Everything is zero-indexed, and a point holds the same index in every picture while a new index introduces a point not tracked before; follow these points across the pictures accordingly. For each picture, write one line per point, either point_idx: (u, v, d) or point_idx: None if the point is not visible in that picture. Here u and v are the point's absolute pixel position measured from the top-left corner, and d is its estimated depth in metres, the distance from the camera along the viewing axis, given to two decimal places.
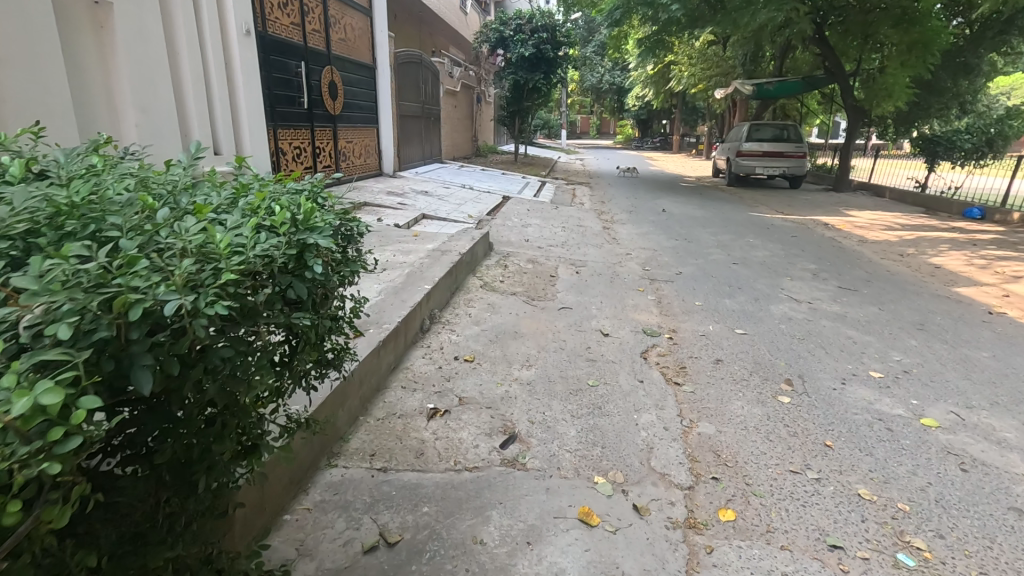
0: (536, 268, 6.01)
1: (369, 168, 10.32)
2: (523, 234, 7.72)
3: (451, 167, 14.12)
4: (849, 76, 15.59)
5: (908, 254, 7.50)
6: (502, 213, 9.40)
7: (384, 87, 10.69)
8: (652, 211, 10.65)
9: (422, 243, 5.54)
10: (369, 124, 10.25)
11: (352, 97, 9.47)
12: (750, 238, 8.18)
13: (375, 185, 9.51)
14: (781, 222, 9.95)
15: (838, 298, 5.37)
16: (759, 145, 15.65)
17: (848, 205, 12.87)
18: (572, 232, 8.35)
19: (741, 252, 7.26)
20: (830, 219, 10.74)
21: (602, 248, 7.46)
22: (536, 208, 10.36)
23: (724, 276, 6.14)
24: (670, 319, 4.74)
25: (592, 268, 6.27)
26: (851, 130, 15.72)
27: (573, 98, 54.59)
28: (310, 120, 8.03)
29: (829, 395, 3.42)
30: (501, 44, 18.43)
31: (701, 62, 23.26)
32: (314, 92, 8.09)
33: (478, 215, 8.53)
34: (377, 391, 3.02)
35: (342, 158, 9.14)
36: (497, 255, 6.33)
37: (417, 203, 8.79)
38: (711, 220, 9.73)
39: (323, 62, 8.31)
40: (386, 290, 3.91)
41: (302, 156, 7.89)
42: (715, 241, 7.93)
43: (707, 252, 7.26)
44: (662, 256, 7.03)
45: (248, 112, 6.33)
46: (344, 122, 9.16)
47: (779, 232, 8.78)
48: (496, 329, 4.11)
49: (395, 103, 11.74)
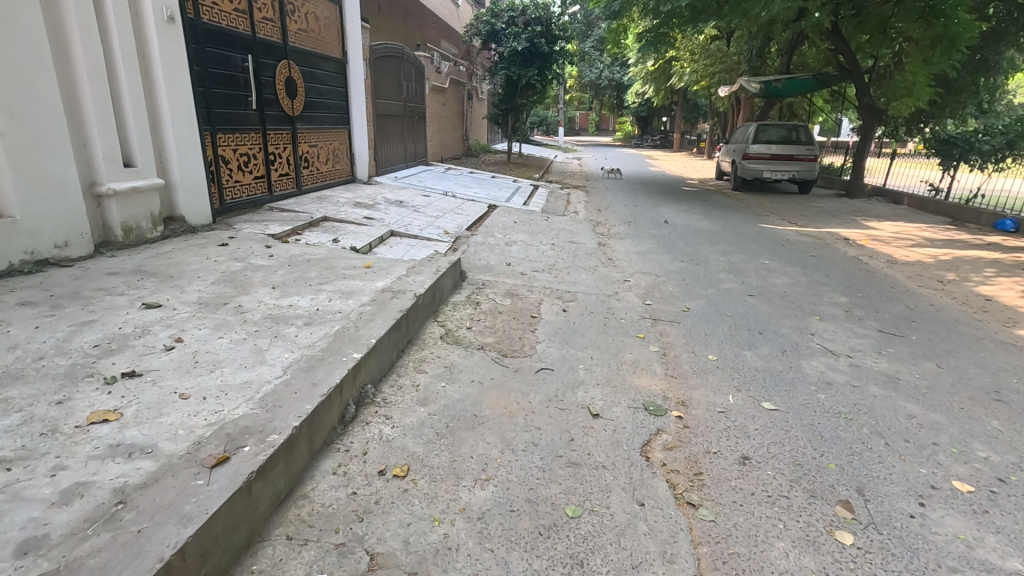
0: (514, 306, 5.00)
1: (338, 175, 9.30)
2: (504, 256, 6.70)
3: (436, 171, 13.09)
4: (864, 73, 14.55)
5: (949, 281, 6.49)
6: (485, 226, 8.38)
7: (356, 83, 9.64)
8: (654, 223, 9.63)
9: (373, 278, 4.50)
10: (338, 125, 9.20)
11: (316, 95, 8.44)
12: (766, 259, 7.16)
13: (342, 195, 8.47)
14: (796, 237, 8.93)
15: (885, 349, 4.35)
16: (767, 148, 14.62)
17: (865, 213, 11.85)
18: (562, 252, 7.33)
19: (756, 280, 6.25)
20: (849, 231, 9.74)
21: (596, 273, 6.44)
22: (524, 219, 9.33)
23: (740, 314, 5.13)
24: (678, 385, 3.71)
25: (583, 303, 5.25)
26: (866, 132, 14.67)
27: (572, 94, 53.37)
28: (261, 122, 7.00)
29: (911, 531, 2.41)
30: (492, 38, 17.30)
31: (704, 58, 22.21)
32: (267, 90, 7.06)
33: (455, 232, 7.54)
34: (245, 551, 2.01)
35: (304, 164, 8.11)
36: (470, 287, 5.32)
37: (387, 216, 7.76)
38: (719, 234, 8.71)
39: (277, 56, 7.28)
40: (298, 366, 2.88)
41: (251, 165, 6.85)
42: (724, 264, 6.92)
43: (717, 279, 6.25)
44: (664, 285, 6.02)
45: (172, 115, 5.36)
46: (305, 122, 8.12)
47: (797, 251, 7.78)
48: (449, 411, 3.09)
49: (371, 100, 10.67)
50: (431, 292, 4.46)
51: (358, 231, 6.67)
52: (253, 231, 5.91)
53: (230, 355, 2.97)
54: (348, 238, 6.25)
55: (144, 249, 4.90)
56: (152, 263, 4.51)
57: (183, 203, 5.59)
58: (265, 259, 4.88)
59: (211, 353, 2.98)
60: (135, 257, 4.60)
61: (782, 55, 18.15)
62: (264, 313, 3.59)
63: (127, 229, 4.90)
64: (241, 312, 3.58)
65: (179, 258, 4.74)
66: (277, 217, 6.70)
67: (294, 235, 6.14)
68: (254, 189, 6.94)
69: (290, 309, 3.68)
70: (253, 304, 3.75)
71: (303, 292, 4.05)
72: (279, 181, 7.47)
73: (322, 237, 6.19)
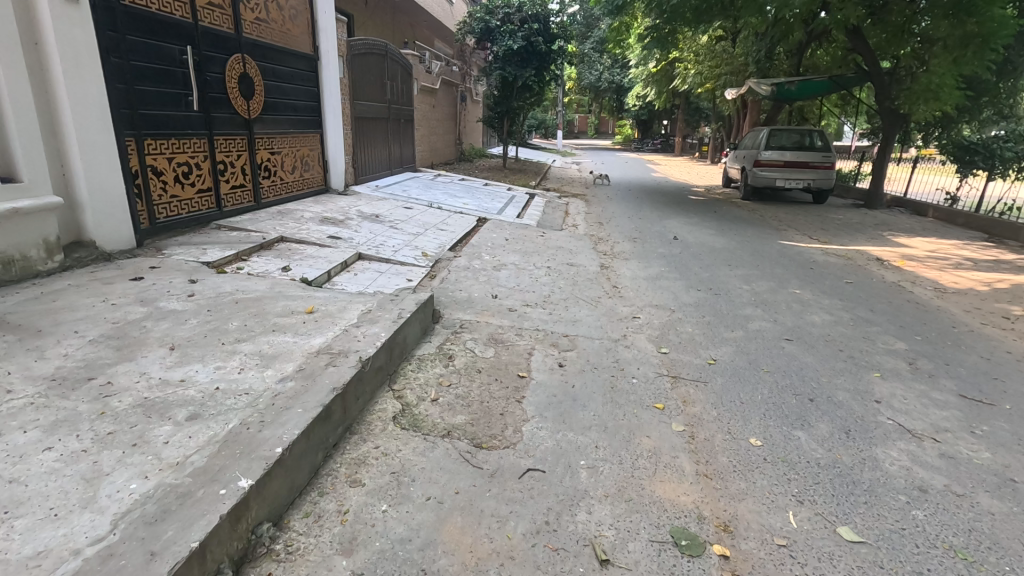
0: (498, 359, 3.97)
1: (307, 185, 8.27)
2: (491, 286, 5.69)
3: (424, 179, 12.06)
4: (884, 74, 13.61)
5: (1016, 317, 5.49)
6: (472, 244, 7.37)
7: (330, 82, 8.63)
8: (662, 240, 8.64)
9: (313, 330, 3.46)
10: (308, 129, 8.18)
11: (280, 94, 7.41)
12: (795, 288, 6.15)
13: (308, 209, 7.44)
14: (823, 258, 7.93)
15: (979, 428, 3.33)
16: (780, 154, 13.64)
17: (890, 227, 10.86)
18: (559, 278, 6.32)
19: (790, 316, 5.25)
20: (878, 248, 8.75)
21: (599, 306, 5.44)
22: (517, 235, 8.32)
23: (781, 368, 4.11)
24: (714, 496, 2.68)
25: (584, 353, 4.23)
26: (887, 138, 13.73)
27: (571, 97, 52.37)
28: (207, 126, 5.97)
29: None
30: (486, 36, 16.31)
31: (709, 60, 21.34)
32: (214, 88, 6.06)
33: (435, 253, 6.54)
34: None
35: (263, 175, 7.07)
36: (444, 333, 4.29)
37: (357, 235, 6.73)
38: (736, 255, 7.70)
39: (228, 49, 6.27)
40: (137, 513, 1.84)
41: (192, 176, 5.81)
42: (749, 295, 5.90)
43: (744, 315, 5.24)
44: (681, 324, 5.02)
45: (76, 117, 4.34)
46: (266, 126, 7.10)
47: (828, 276, 6.79)
48: (383, 567, 2.05)
49: (349, 100, 9.63)
50: (388, 349, 3.43)
51: (318, 255, 5.69)
52: (184, 258, 4.88)
53: (40, 489, 1.93)
54: (302, 267, 5.26)
55: (28, 286, 3.85)
56: (25, 310, 3.46)
57: (93, 226, 4.56)
58: (181, 300, 3.84)
59: (12, 487, 1.93)
60: (7, 301, 3.55)
61: (792, 56, 17.20)
62: (135, 398, 2.54)
63: (7, 262, 3.85)
64: (103, 397, 2.53)
65: (68, 299, 3.69)
66: (221, 238, 5.66)
67: (238, 262, 5.14)
68: (197, 204, 5.90)
69: (177, 390, 2.63)
70: (127, 381, 2.70)
71: (210, 357, 3.01)
72: (232, 195, 6.44)
73: (272, 264, 5.20)
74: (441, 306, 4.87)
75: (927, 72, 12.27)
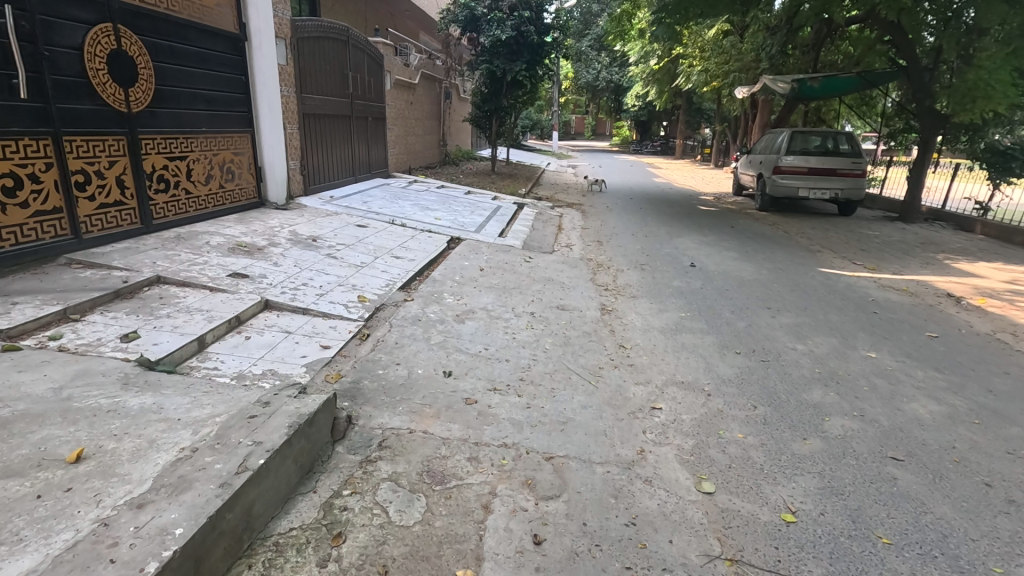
0: (425, 532, 2.26)
1: (231, 199, 6.56)
2: (447, 352, 3.98)
3: (395, 188, 10.36)
4: (924, 70, 11.93)
5: None
6: (434, 277, 5.67)
7: (264, 69, 6.91)
8: (677, 267, 6.97)
9: (36, 523, 1.72)
10: (229, 127, 6.44)
11: (185, 81, 5.71)
12: (868, 350, 4.50)
13: (222, 231, 5.72)
14: (881, 294, 6.28)
15: None
16: (804, 160, 11.95)
17: (940, 246, 9.23)
18: (546, 331, 4.65)
19: (881, 404, 3.59)
20: (941, 278, 7.13)
21: (601, 385, 3.76)
22: (496, 261, 6.63)
23: (912, 538, 2.42)
24: None
25: (579, 504, 2.53)
26: (925, 146, 12.16)
27: (567, 96, 50.62)
28: (49, 122, 4.28)
29: None
30: (471, 25, 14.63)
31: (716, 55, 19.73)
32: (64, 68, 4.40)
33: (377, 296, 4.84)
34: None
35: (156, 186, 5.36)
36: (345, 470, 2.58)
37: (276, 269, 5.03)
38: (774, 292, 6.03)
39: (89, 16, 4.57)
40: None
41: (21, 192, 4.10)
42: (810, 363, 4.22)
43: (812, 404, 3.58)
44: (724, 426, 3.33)
45: None
46: (160, 122, 5.39)
47: (905, 326, 5.13)
48: None
49: (294, 94, 7.90)
50: (185, 568, 1.71)
51: (198, 307, 3.98)
52: None
53: None
54: (161, 330, 3.56)
55: None
56: None
57: None
58: None
59: None
60: None
61: (810, 50, 15.56)
62: None
63: None
64: None
65: None
66: (59, 283, 3.94)
67: (59, 325, 3.43)
68: (32, 231, 4.18)
69: None
70: None
71: None
72: (99, 217, 4.72)
73: (114, 328, 3.49)
74: (359, 401, 3.17)
75: (973, 67, 10.68)
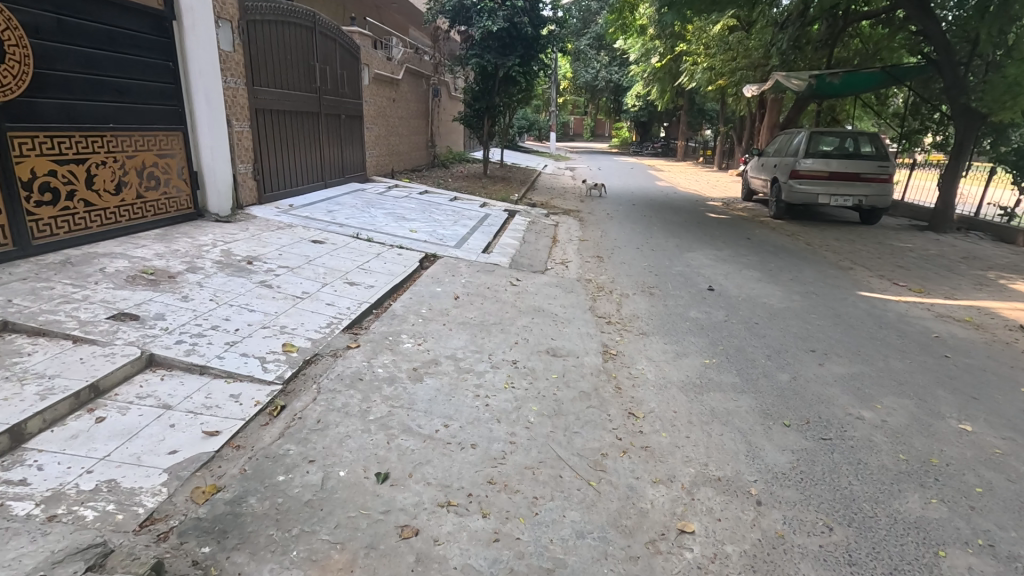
0: None
1: (155, 211, 5.43)
2: (389, 435, 2.84)
3: (370, 194, 9.24)
4: (958, 64, 10.78)
5: None
6: (394, 311, 4.54)
7: (200, 56, 5.79)
8: (692, 291, 5.84)
9: None
10: (151, 124, 5.31)
11: (85, 66, 4.59)
12: (960, 420, 3.36)
13: (128, 253, 4.58)
14: (944, 327, 5.15)
15: None
16: (825, 163, 10.82)
17: (986, 261, 8.13)
18: (530, 392, 3.50)
19: (1012, 524, 2.46)
20: (1005, 304, 5.99)
21: (604, 489, 2.62)
22: (475, 286, 5.50)
23: None
24: None
25: None
26: (961, 147, 10.96)
27: (565, 96, 49.41)
28: None
29: None
30: (460, 17, 13.49)
31: (722, 53, 18.61)
32: None
33: (309, 343, 3.70)
34: None
35: (39, 196, 4.23)
36: None
37: (183, 305, 3.88)
38: (815, 327, 4.89)
39: None
40: None
41: None
42: (889, 442, 3.09)
43: (912, 525, 2.44)
44: (792, 571, 2.19)
45: None
46: (45, 117, 4.27)
47: (993, 378, 4.00)
48: None
49: (242, 86, 6.77)
50: None
51: (39, 372, 2.84)
52: None
53: None
54: None
55: None
56: None
57: None
58: None
59: None
60: None
61: (825, 46, 14.44)
62: None
63: None
64: None
65: None
66: None
67: None
68: None
69: None
70: None
71: None
72: None
73: None
74: (227, 547, 2.03)
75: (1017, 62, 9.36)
